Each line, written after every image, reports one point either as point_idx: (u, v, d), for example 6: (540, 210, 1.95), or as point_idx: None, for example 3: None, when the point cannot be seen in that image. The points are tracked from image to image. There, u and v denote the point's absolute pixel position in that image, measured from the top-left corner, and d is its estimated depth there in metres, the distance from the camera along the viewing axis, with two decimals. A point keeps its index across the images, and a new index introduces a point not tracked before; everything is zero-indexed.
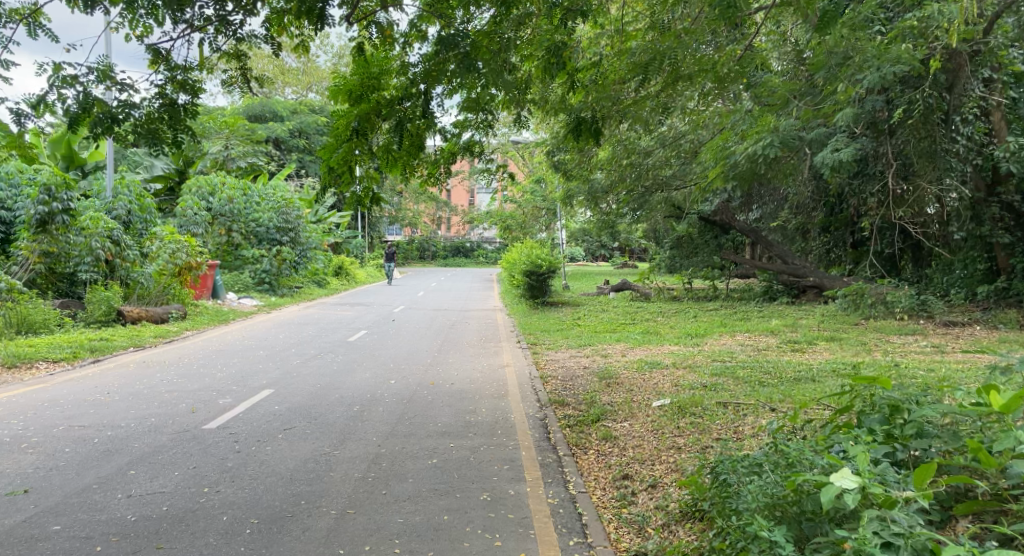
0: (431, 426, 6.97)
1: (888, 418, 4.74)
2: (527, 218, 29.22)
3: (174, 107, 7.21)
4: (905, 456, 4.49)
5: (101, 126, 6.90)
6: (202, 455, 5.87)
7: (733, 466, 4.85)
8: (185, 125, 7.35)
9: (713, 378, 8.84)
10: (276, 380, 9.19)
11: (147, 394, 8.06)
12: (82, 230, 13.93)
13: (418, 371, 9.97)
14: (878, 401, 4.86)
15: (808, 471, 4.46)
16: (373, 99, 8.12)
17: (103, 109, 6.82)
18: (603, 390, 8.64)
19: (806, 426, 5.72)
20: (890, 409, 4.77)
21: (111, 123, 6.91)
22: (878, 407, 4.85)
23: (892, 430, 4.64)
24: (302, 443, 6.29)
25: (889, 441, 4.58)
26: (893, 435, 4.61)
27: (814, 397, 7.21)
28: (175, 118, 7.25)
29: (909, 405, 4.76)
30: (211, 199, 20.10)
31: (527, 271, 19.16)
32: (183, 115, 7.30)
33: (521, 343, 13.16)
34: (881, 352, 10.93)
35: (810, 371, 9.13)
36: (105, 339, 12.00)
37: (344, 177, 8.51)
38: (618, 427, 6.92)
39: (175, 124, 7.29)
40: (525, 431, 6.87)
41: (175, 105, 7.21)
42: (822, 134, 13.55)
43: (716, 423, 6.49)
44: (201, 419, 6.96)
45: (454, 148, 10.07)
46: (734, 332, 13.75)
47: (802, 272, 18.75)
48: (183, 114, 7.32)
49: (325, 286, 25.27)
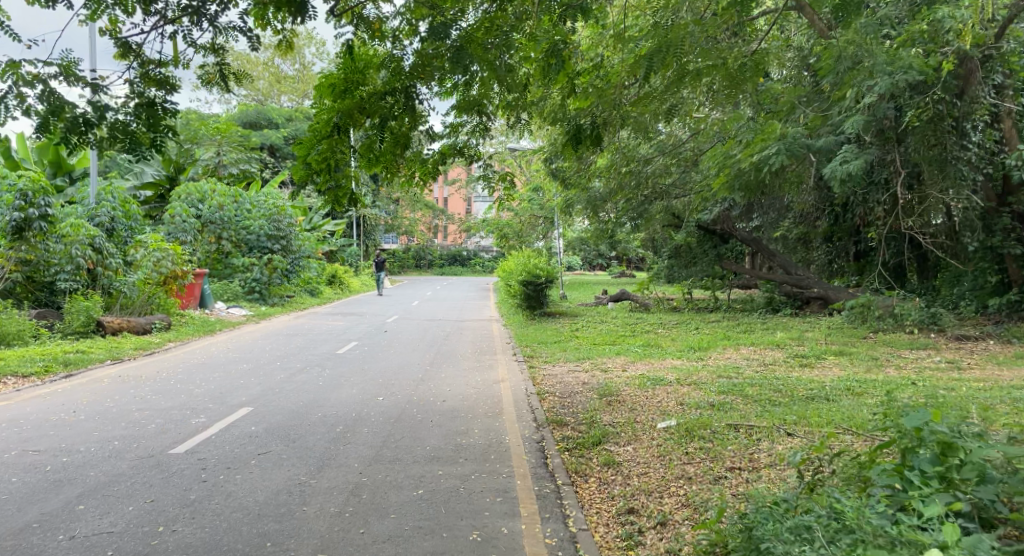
0: (419, 450, 6.44)
1: (940, 458, 4.27)
2: (524, 226, 28.77)
3: (152, 106, 6.53)
4: (969, 506, 4.08)
5: (74, 131, 6.27)
6: (162, 486, 5.36)
7: (766, 522, 4.32)
8: (162, 125, 6.63)
9: (721, 397, 8.32)
10: (256, 397, 8.66)
11: (115, 413, 7.53)
12: (62, 238, 13.39)
13: (408, 387, 9.44)
14: (925, 436, 4.37)
15: (870, 540, 3.93)
16: (356, 95, 7.64)
17: (68, 111, 6.20)
18: (604, 408, 8.10)
19: (829, 456, 5.20)
20: (942, 448, 4.28)
21: (83, 127, 6.30)
22: (925, 442, 4.36)
23: (948, 473, 4.19)
24: (276, 470, 5.78)
25: (948, 488, 4.15)
26: (950, 480, 4.17)
27: (832, 420, 6.69)
28: (153, 119, 6.54)
29: (963, 443, 4.29)
30: (201, 205, 19.52)
31: (524, 281, 18.68)
32: (161, 115, 6.63)
33: (518, 355, 12.65)
34: (895, 368, 10.43)
35: (823, 389, 8.61)
36: (82, 352, 11.47)
37: (323, 176, 8.20)
38: (621, 451, 6.40)
39: (151, 125, 6.58)
40: (521, 455, 6.35)
41: (152, 104, 6.57)
42: (830, 141, 13.08)
43: (728, 448, 5.95)
44: (169, 442, 6.44)
45: (446, 150, 9.55)
46: (739, 345, 13.27)
47: (806, 283, 18.09)
48: (161, 114, 6.63)
49: (318, 295, 24.76)
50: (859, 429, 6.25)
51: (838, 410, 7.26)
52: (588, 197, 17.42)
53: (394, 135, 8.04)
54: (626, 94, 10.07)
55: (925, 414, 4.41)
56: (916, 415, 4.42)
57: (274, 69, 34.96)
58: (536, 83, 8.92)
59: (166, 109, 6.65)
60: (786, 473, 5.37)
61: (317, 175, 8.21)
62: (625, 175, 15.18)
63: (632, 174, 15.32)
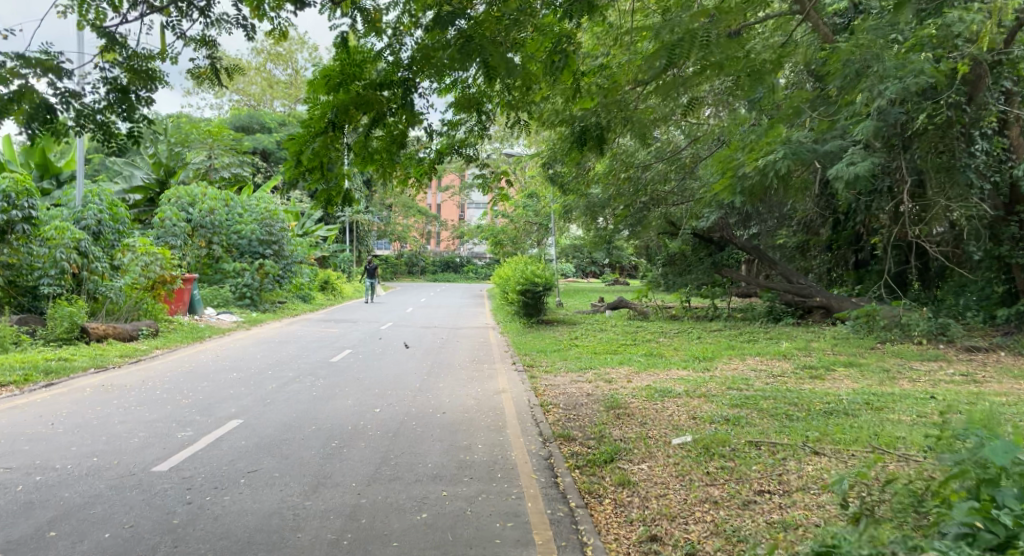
0: (420, 468, 6.03)
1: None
2: (519, 232, 28.43)
3: (125, 94, 6.00)
4: None
5: (38, 121, 5.67)
6: (144, 508, 4.95)
7: None
8: (141, 118, 6.12)
9: (735, 410, 7.96)
10: (246, 408, 8.24)
11: (96, 426, 7.12)
12: (46, 241, 12.93)
13: (405, 398, 9.02)
14: (1006, 468, 4.10)
15: None
16: (351, 88, 7.32)
17: (34, 97, 5.61)
18: (613, 422, 7.72)
19: (868, 483, 4.83)
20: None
21: (46, 115, 5.68)
22: (1006, 476, 4.10)
23: None
24: (267, 490, 5.36)
25: None
26: None
27: (860, 438, 6.32)
28: (128, 110, 6.02)
29: None
30: (191, 209, 19.09)
31: (521, 288, 18.26)
32: (137, 107, 6.13)
33: (518, 364, 12.26)
34: (908, 381, 10.08)
35: (841, 403, 8.24)
36: (64, 360, 11.05)
37: (314, 174, 7.92)
38: (635, 470, 6.01)
39: (129, 117, 6.07)
40: (529, 474, 5.96)
41: (126, 92, 6.01)
42: (837, 146, 12.74)
43: (753, 468, 5.57)
44: (152, 458, 6.03)
45: (443, 149, 9.17)
46: (744, 355, 12.89)
47: (808, 292, 17.62)
48: (137, 106, 6.11)
49: (310, 301, 24.30)
50: (891, 448, 5.88)
51: (863, 426, 6.89)
52: (588, 202, 16.91)
53: (393, 133, 7.86)
54: (632, 96, 9.76)
55: (1008, 446, 4.08)
56: (1000, 450, 4.07)
57: (267, 74, 34.66)
58: (539, 82, 8.59)
59: (142, 99, 6.14)
60: (820, 498, 4.99)
61: (309, 173, 7.92)
62: (626, 181, 14.84)
63: (632, 180, 14.99)
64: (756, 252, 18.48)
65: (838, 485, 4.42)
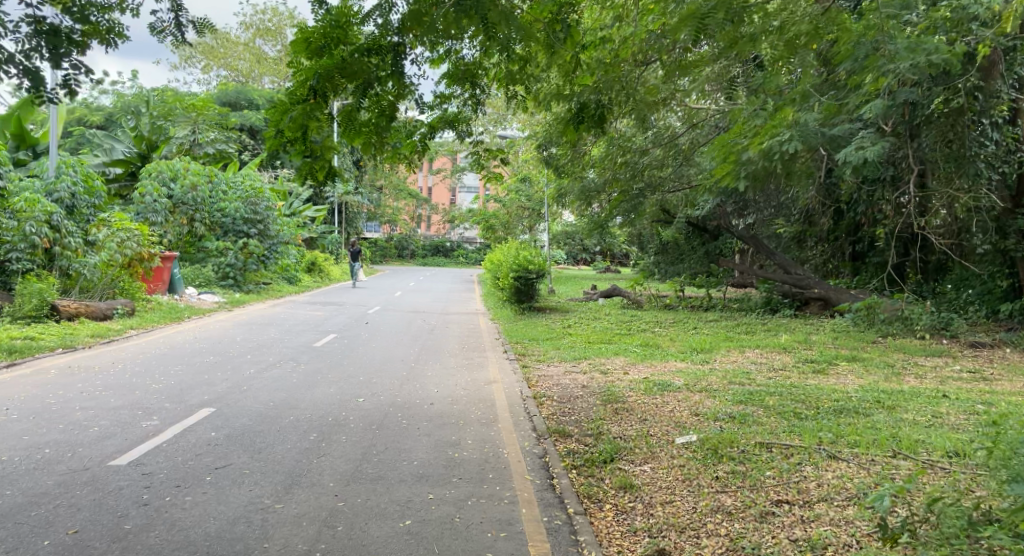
0: (405, 467, 5.56)
1: None
2: (511, 218, 27.98)
3: (54, 35, 5.03)
4: None
5: None
6: (93, 509, 4.49)
7: None
8: (73, 61, 5.11)
9: (740, 407, 7.51)
10: (220, 395, 7.77)
11: (54, 414, 6.80)
12: (16, 214, 12.45)
13: (392, 387, 8.56)
14: None
15: None
16: (335, 54, 6.87)
17: None
18: (611, 417, 7.25)
19: (910, 503, 4.35)
20: None
21: None
22: None
23: None
24: (234, 490, 4.89)
25: None
26: None
27: (879, 440, 5.85)
28: (56, 52, 5.03)
29: None
30: (173, 185, 18.47)
31: (513, 274, 17.66)
32: (67, 47, 5.09)
33: (508, 353, 11.80)
34: (916, 377, 9.54)
35: (850, 401, 7.71)
36: (32, 340, 10.65)
37: (296, 145, 7.59)
38: (638, 473, 5.56)
39: (56, 59, 5.05)
40: (523, 476, 5.49)
41: (55, 31, 5.03)
42: (846, 131, 12.15)
43: (768, 475, 5.08)
44: (110, 452, 5.62)
45: (434, 123, 8.65)
46: (742, 347, 12.37)
47: (806, 283, 17.04)
48: (69, 49, 5.10)
49: (296, 283, 23.72)
50: (914, 454, 5.42)
51: (879, 428, 6.38)
52: (583, 187, 16.23)
53: (378, 103, 7.44)
54: (635, 74, 9.24)
55: None
56: None
57: (255, 50, 34.03)
58: (537, 55, 8.15)
59: (76, 43, 5.15)
60: (847, 512, 4.54)
61: (290, 143, 7.60)
62: (622, 167, 14.31)
63: (628, 166, 14.41)
64: (754, 242, 17.86)
65: (875, 505, 4.02)
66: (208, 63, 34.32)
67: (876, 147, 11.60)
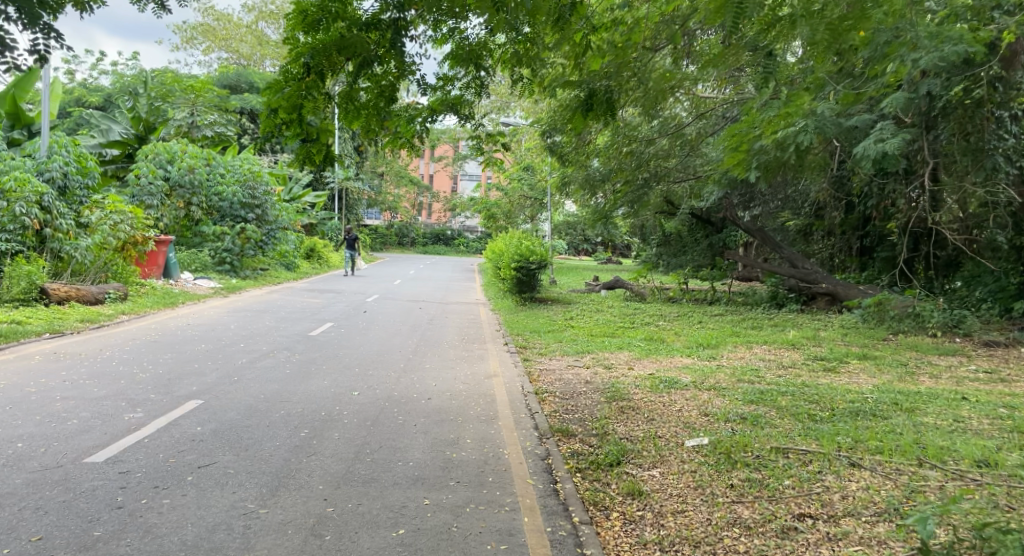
0: (400, 468, 5.26)
1: None
2: (513, 207, 27.60)
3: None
4: None
5: None
6: (62, 514, 4.31)
7: None
8: (46, 28, 4.77)
9: (751, 407, 7.19)
10: (209, 387, 7.46)
11: (33, 405, 6.51)
12: (6, 194, 12.13)
13: (388, 380, 8.24)
14: None
15: None
16: (336, 30, 6.56)
17: None
18: (616, 417, 6.91)
19: (960, 527, 4.03)
20: None
21: None
22: None
23: None
24: (216, 492, 4.66)
25: None
26: None
27: (903, 446, 5.49)
28: (27, 17, 4.70)
29: None
30: (169, 167, 18.15)
31: (514, 265, 17.30)
32: (41, 14, 4.76)
33: (509, 346, 11.46)
34: (931, 377, 9.17)
35: (866, 402, 7.34)
36: (18, 324, 10.37)
37: (291, 128, 7.31)
38: (647, 478, 5.24)
39: (29, 25, 4.71)
40: (525, 479, 5.20)
41: None
42: (863, 121, 11.73)
43: (787, 486, 4.75)
44: (86, 447, 5.35)
45: (435, 106, 8.27)
46: (750, 343, 12.02)
47: (813, 278, 16.58)
48: (41, 15, 4.77)
49: (294, 270, 23.36)
50: (940, 463, 5.09)
51: (900, 433, 6.03)
52: (586, 176, 15.93)
53: (378, 83, 7.12)
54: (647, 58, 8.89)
55: None
56: None
57: (257, 32, 33.60)
58: (544, 35, 7.76)
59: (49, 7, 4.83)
60: (878, 530, 4.25)
61: (285, 126, 7.32)
62: (628, 157, 13.94)
63: (634, 155, 14.02)
64: (760, 235, 17.46)
65: (918, 528, 3.73)
66: (210, 45, 33.89)
67: (895, 139, 11.18)
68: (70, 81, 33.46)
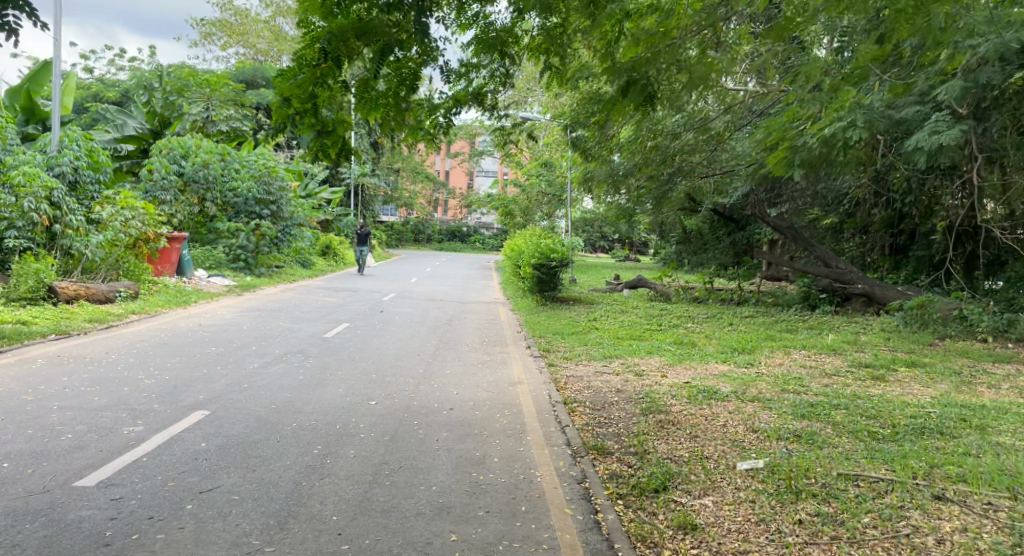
0: (421, 493, 4.75)
1: None
2: (531, 204, 26.99)
3: None
4: None
5: None
6: (43, 553, 3.93)
7: None
8: None
9: (804, 423, 6.60)
10: (217, 396, 6.94)
11: (27, 417, 6.01)
12: (15, 189, 11.68)
13: (406, 388, 7.66)
14: None
15: None
16: (355, 12, 6.09)
17: None
18: (654, 433, 6.33)
19: None
20: None
21: None
22: None
23: None
24: (217, 525, 4.22)
25: None
26: None
27: (994, 474, 4.92)
28: None
29: None
30: (183, 162, 17.63)
31: (534, 263, 16.72)
32: None
33: (533, 348, 10.90)
34: (991, 387, 8.52)
35: (930, 418, 6.71)
36: (22, 324, 9.90)
37: (305, 118, 6.78)
38: (698, 507, 4.72)
39: None
40: (562, 508, 4.68)
41: None
42: (911, 113, 11.04)
43: (871, 532, 4.36)
44: (77, 467, 4.85)
45: (459, 96, 7.64)
46: (788, 348, 11.39)
47: (848, 278, 15.84)
48: None
49: (310, 267, 22.94)
50: None
51: (978, 456, 5.43)
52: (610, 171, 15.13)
53: (401, 72, 6.60)
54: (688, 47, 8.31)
55: None
56: None
57: (275, 27, 33.17)
58: (576, 18, 7.19)
59: None
60: None
61: (299, 116, 6.78)
62: (652, 151, 13.35)
63: (659, 150, 13.41)
64: (791, 232, 16.65)
65: None
66: (228, 41, 33.59)
67: (953, 130, 10.43)
68: (89, 76, 33.26)
